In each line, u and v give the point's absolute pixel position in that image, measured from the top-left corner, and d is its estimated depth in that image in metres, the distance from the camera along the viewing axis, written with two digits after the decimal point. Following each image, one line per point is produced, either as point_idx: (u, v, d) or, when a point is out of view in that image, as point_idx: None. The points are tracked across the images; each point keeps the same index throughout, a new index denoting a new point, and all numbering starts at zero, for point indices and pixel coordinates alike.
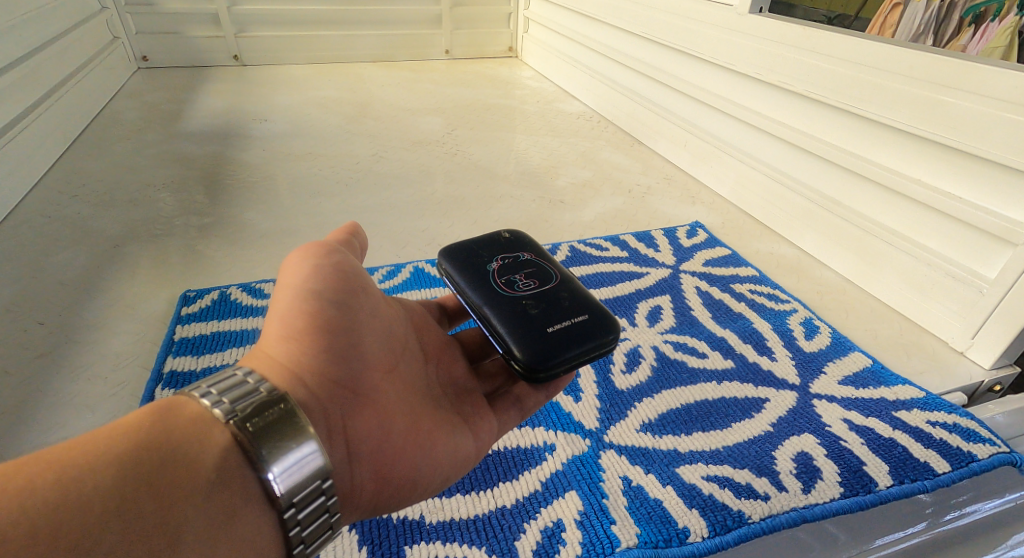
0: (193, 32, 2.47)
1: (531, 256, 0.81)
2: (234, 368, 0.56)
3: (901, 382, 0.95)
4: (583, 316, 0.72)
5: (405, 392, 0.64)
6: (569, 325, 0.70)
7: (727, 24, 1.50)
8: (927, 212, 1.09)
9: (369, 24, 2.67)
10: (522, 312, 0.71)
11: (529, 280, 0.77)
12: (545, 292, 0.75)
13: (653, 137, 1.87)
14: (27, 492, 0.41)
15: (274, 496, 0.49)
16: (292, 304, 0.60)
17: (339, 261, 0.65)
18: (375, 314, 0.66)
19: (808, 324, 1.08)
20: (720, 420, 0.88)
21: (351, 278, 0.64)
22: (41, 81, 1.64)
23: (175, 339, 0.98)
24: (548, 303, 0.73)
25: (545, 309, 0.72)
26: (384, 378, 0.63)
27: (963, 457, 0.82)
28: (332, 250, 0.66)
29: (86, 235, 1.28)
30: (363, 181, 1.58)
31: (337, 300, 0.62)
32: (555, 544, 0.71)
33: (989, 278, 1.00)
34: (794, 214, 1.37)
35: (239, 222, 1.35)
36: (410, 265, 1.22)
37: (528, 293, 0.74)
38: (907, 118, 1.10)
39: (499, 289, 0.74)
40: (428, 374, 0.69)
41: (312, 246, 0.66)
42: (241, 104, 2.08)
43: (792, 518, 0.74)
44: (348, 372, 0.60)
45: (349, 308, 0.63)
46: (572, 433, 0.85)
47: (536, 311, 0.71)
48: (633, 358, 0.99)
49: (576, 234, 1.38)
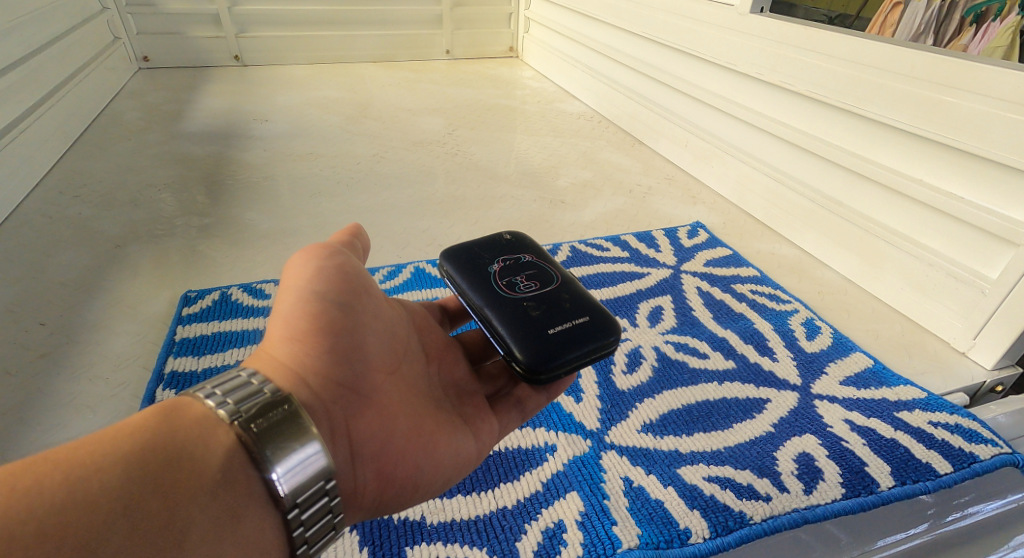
0: (194, 32, 2.47)
1: (532, 257, 0.81)
2: (238, 369, 0.55)
3: (903, 383, 0.95)
4: (584, 318, 0.72)
5: (408, 393, 0.64)
6: (569, 327, 0.70)
7: (728, 24, 1.50)
8: (928, 213, 1.09)
9: (369, 24, 2.67)
10: (523, 313, 0.71)
11: (530, 281, 0.76)
12: (547, 293, 0.74)
13: (654, 137, 1.87)
14: (34, 491, 0.42)
15: (278, 496, 0.49)
16: (294, 305, 0.60)
17: (341, 261, 0.65)
18: (377, 314, 0.65)
19: (809, 324, 1.08)
20: (721, 420, 0.88)
21: (353, 278, 0.64)
22: (42, 81, 1.65)
23: (176, 340, 0.98)
24: (550, 304, 0.73)
25: (546, 311, 0.72)
26: (386, 380, 0.63)
27: (964, 457, 0.82)
28: (335, 251, 0.66)
29: (87, 236, 1.28)
30: (364, 182, 1.58)
31: (340, 300, 0.62)
32: (556, 545, 0.71)
33: (990, 278, 1.00)
34: (795, 215, 1.37)
35: (240, 223, 1.35)
36: (411, 266, 1.22)
37: (529, 295, 0.74)
38: (909, 118, 1.10)
39: (500, 291, 0.74)
40: (430, 375, 0.69)
41: (314, 247, 0.65)
42: (242, 104, 2.08)
43: (794, 519, 0.74)
44: (351, 373, 0.60)
45: (352, 308, 0.62)
46: (573, 434, 0.85)
47: (538, 313, 0.71)
48: (634, 358, 0.99)
49: (577, 234, 1.38)
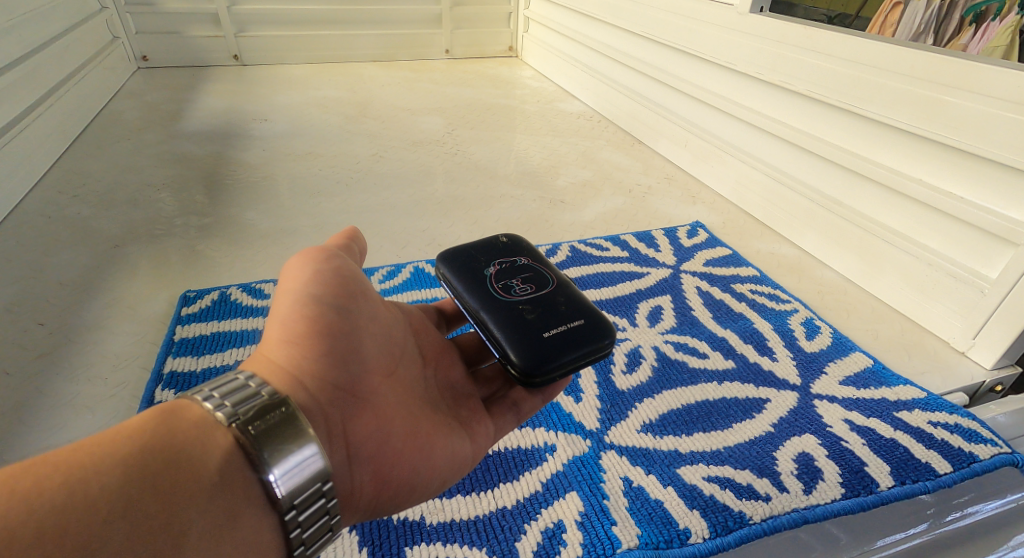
0: (193, 32, 2.47)
1: (528, 260, 0.81)
2: (236, 371, 0.55)
3: (902, 383, 0.95)
4: (579, 321, 0.72)
5: (405, 395, 0.64)
6: (566, 330, 0.70)
7: (727, 24, 1.50)
8: (928, 213, 1.09)
9: (369, 23, 2.67)
10: (518, 317, 0.71)
11: (525, 284, 0.76)
12: (541, 296, 0.74)
13: (653, 137, 1.87)
14: (35, 493, 0.42)
15: (275, 498, 0.49)
16: (292, 308, 0.60)
17: (338, 265, 0.65)
18: (374, 318, 0.65)
19: (809, 324, 1.08)
20: (721, 421, 0.88)
21: (350, 282, 0.64)
22: (41, 81, 1.64)
23: (175, 340, 0.98)
24: (544, 308, 0.72)
25: (541, 314, 0.71)
26: (383, 382, 0.63)
27: (964, 457, 0.82)
28: (332, 255, 0.66)
29: (86, 235, 1.27)
30: (363, 181, 1.58)
31: (336, 304, 0.62)
32: (555, 545, 0.71)
33: (990, 278, 1.00)
34: (795, 214, 1.36)
35: (239, 223, 1.35)
36: (410, 266, 1.22)
37: (524, 298, 0.74)
38: (909, 118, 1.09)
39: (496, 294, 0.74)
40: (427, 378, 0.69)
41: (312, 251, 0.66)
42: (241, 104, 2.08)
43: (794, 519, 0.74)
44: (348, 376, 0.60)
45: (349, 312, 0.63)
46: (573, 434, 0.85)
47: (532, 316, 0.71)
48: (634, 358, 0.99)
49: (576, 234, 1.38)
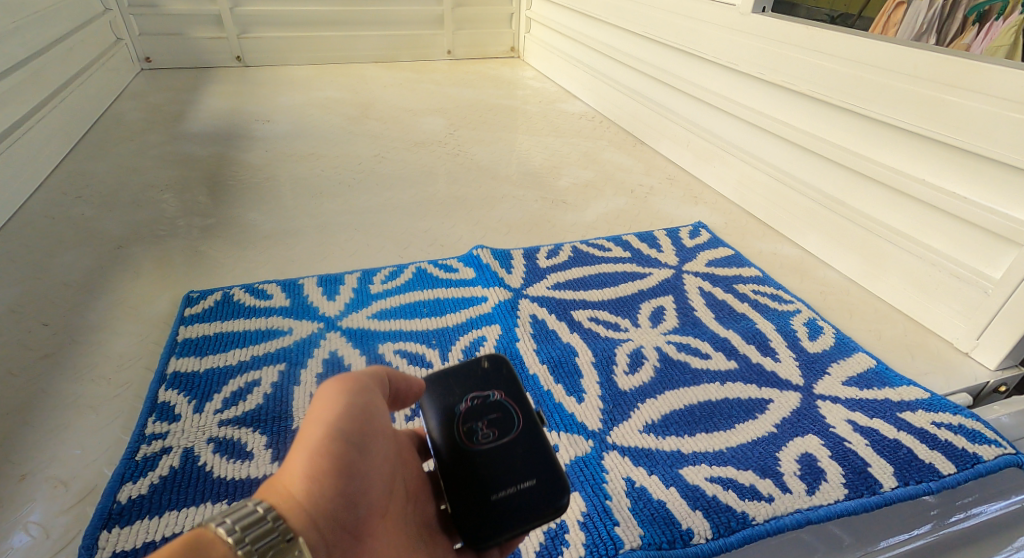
0: (196, 33, 2.48)
1: (501, 397, 0.65)
2: (251, 502, 0.48)
3: (906, 383, 0.95)
4: (528, 482, 0.60)
5: (396, 541, 0.58)
6: (516, 493, 0.59)
7: (729, 24, 1.50)
8: (931, 212, 1.09)
9: (371, 24, 2.68)
10: (469, 473, 0.60)
11: (490, 430, 0.63)
12: (502, 448, 0.62)
13: (655, 137, 1.87)
14: None
15: None
16: (317, 445, 0.52)
17: (370, 398, 0.57)
18: (390, 415, 0.61)
19: (811, 324, 1.08)
20: (724, 421, 0.88)
21: (375, 419, 0.56)
22: (45, 82, 1.65)
23: (178, 340, 0.99)
24: (501, 465, 0.61)
25: (491, 470, 0.60)
26: (381, 525, 0.57)
27: (968, 458, 0.82)
28: (365, 387, 0.57)
29: (90, 236, 1.28)
30: (365, 182, 1.58)
31: (360, 444, 0.54)
32: (558, 546, 0.71)
33: (994, 278, 1.00)
34: (797, 214, 1.36)
35: (242, 223, 1.35)
36: (413, 266, 1.22)
37: (485, 449, 0.62)
38: (912, 118, 1.09)
39: (456, 440, 0.62)
40: (409, 512, 0.61)
41: (348, 378, 0.57)
42: (244, 105, 2.08)
43: (797, 520, 0.74)
44: (349, 526, 0.53)
45: (367, 450, 0.55)
46: (575, 434, 0.85)
47: (483, 472, 0.60)
48: (636, 359, 0.99)
49: (578, 234, 1.38)
